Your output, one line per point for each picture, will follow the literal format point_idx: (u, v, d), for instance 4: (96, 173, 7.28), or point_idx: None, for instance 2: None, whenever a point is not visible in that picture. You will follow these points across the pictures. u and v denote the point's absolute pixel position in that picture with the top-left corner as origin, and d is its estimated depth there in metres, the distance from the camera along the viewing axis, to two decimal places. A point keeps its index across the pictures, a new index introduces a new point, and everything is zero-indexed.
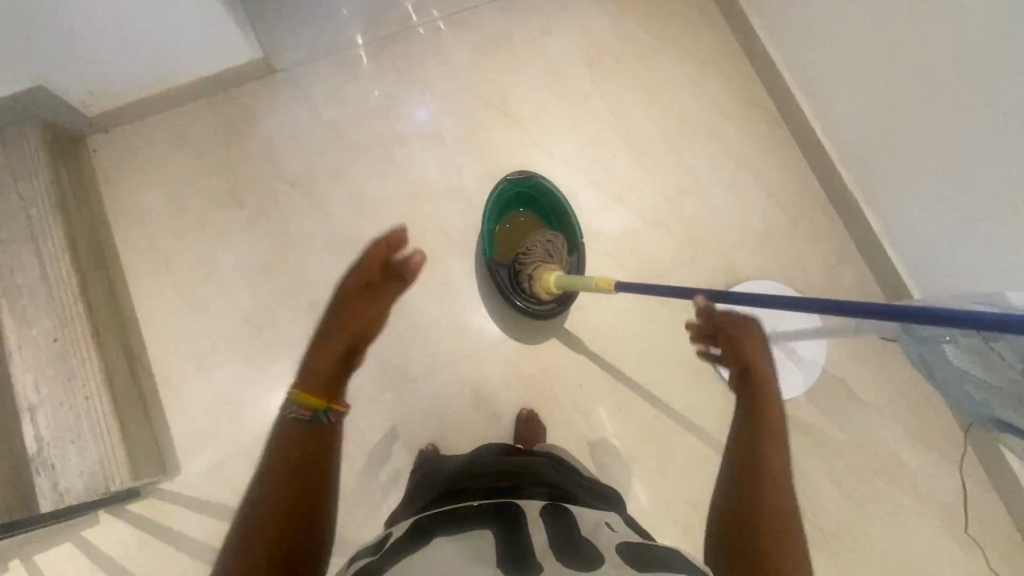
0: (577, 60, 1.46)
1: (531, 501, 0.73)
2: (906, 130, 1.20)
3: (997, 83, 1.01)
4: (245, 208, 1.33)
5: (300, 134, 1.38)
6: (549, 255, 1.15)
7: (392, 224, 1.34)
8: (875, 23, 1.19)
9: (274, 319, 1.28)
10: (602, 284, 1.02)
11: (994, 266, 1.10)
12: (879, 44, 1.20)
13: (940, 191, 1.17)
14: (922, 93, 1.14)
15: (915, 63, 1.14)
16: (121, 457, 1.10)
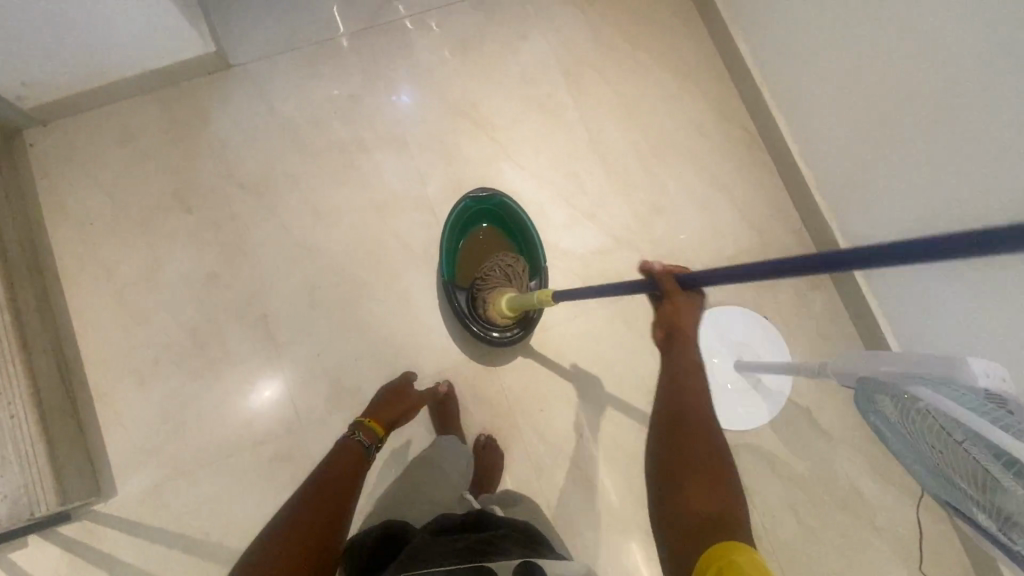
0: (553, 68, 1.39)
1: (502, 562, 0.69)
2: (877, 153, 1.16)
3: (976, 115, 0.96)
4: (193, 213, 1.26)
5: (255, 136, 1.30)
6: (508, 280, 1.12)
7: (350, 235, 1.27)
8: (857, 49, 1.14)
9: (221, 333, 1.22)
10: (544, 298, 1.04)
11: (954, 302, 1.08)
12: (861, 71, 1.14)
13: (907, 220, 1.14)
14: (895, 117, 1.10)
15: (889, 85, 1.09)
16: (52, 481, 1.03)
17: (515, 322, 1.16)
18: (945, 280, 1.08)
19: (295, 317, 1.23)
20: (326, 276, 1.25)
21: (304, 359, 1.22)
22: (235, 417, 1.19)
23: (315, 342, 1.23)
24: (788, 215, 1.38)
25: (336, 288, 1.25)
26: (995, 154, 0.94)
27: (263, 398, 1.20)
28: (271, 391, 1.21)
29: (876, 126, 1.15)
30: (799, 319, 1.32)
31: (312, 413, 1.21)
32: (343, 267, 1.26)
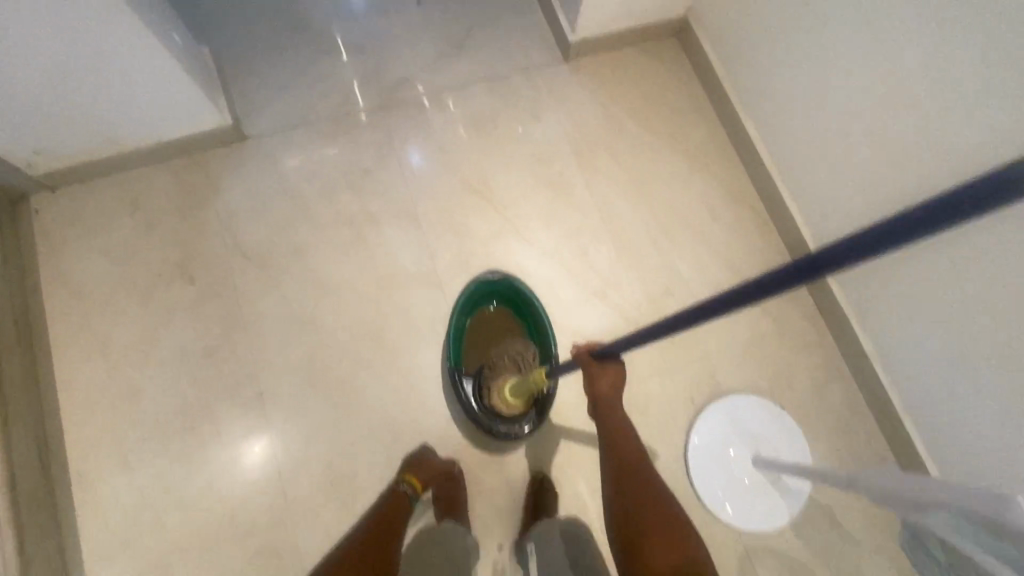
0: (564, 147, 1.41)
1: None
2: None
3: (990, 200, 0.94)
4: (194, 283, 1.23)
5: (263, 207, 1.29)
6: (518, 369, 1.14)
7: (354, 310, 1.24)
8: (871, 139, 1.12)
9: (214, 411, 1.16)
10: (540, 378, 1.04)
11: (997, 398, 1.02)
12: (876, 161, 1.12)
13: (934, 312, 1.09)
14: (908, 206, 1.09)
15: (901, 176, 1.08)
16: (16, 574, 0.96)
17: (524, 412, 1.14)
18: (977, 370, 1.04)
19: (292, 395, 1.18)
20: (327, 352, 1.21)
21: (298, 442, 1.16)
22: (221, 504, 1.12)
23: (311, 422, 1.17)
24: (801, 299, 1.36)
25: (336, 366, 1.20)
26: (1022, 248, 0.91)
27: (255, 455, 1.15)
28: (262, 447, 1.15)
29: (894, 218, 1.12)
30: (817, 409, 1.27)
31: (302, 500, 1.13)
32: (345, 343, 1.22)
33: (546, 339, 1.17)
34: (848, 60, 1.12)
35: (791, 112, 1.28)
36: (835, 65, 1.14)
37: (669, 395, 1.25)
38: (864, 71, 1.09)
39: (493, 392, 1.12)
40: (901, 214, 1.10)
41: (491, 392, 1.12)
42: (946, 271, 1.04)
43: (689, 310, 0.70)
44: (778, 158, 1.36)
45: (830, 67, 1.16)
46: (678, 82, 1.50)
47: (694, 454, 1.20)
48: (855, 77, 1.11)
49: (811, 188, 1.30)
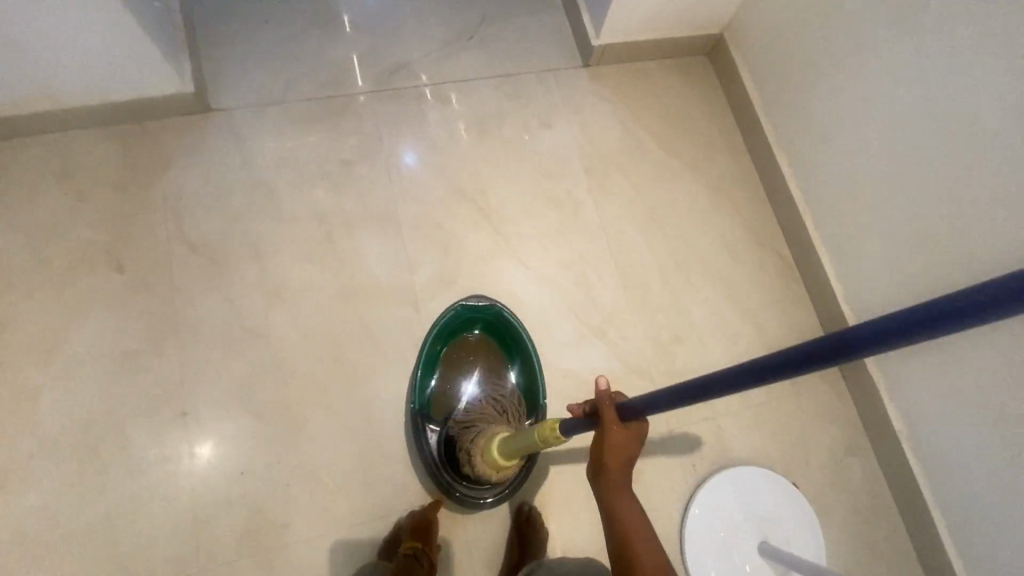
0: (575, 163, 1.24)
1: None
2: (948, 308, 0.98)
3: None
4: (124, 273, 1.03)
5: (220, 192, 1.10)
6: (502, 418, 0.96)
7: (311, 323, 1.05)
8: (941, 188, 0.96)
9: (125, 429, 0.96)
10: (550, 439, 0.78)
11: None
12: (945, 213, 0.96)
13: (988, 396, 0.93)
14: (975, 266, 0.94)
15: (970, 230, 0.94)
16: None
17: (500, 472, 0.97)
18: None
19: (224, 419, 0.98)
20: (272, 371, 1.02)
21: (222, 478, 0.95)
22: (115, 546, 0.91)
23: (242, 454, 0.97)
24: None
25: (281, 388, 1.01)
26: None
27: (200, 456, 0.96)
28: (208, 449, 0.97)
29: (963, 280, 0.95)
30: (833, 491, 1.10)
31: (216, 551, 0.92)
32: (296, 362, 1.03)
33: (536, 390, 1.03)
34: (925, 94, 0.96)
35: (835, 151, 1.14)
36: (905, 99, 0.99)
37: (668, 459, 1.07)
38: (944, 108, 0.94)
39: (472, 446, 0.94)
40: (973, 277, 0.94)
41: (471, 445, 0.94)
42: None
43: (708, 377, 0.59)
44: (813, 201, 1.21)
45: (893, 103, 1.01)
46: (707, 106, 1.35)
47: (693, 533, 1.02)
48: (929, 114, 0.96)
49: (849, 238, 1.14)
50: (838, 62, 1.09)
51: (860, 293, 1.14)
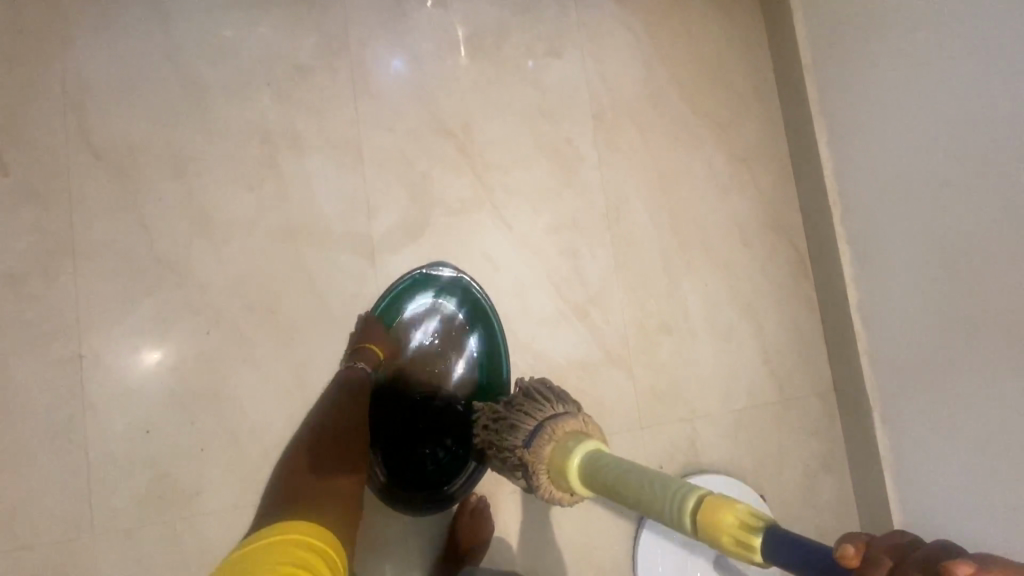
0: (582, 107, 1.04)
1: None
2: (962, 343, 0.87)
3: None
4: (8, 176, 0.83)
5: (138, 84, 0.87)
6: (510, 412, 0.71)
7: (242, 264, 0.88)
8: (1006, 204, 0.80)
9: (6, 366, 0.80)
10: (734, 545, 0.47)
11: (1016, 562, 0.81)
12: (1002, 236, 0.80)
13: (988, 440, 0.85)
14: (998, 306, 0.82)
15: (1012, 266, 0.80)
16: None
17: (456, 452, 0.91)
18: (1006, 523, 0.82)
19: (140, 354, 0.84)
20: (191, 316, 0.86)
21: (120, 435, 0.82)
22: None
23: (149, 410, 0.83)
24: (817, 367, 1.10)
25: (199, 339, 0.85)
26: None
27: (148, 360, 0.84)
28: (158, 355, 0.84)
29: (997, 317, 0.82)
30: (798, 504, 1.05)
31: (110, 514, 0.81)
32: (221, 308, 0.87)
33: (500, 374, 0.93)
34: None
35: (887, 138, 0.96)
36: (998, 88, 0.80)
37: (633, 457, 0.98)
38: None
39: (526, 441, 0.66)
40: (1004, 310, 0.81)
41: (523, 439, 0.67)
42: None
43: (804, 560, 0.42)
44: (845, 191, 1.04)
45: (981, 89, 0.82)
46: (747, 56, 1.13)
47: (646, 539, 0.96)
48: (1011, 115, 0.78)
49: (875, 241, 1.00)
50: (922, 27, 0.88)
51: (874, 302, 1.01)
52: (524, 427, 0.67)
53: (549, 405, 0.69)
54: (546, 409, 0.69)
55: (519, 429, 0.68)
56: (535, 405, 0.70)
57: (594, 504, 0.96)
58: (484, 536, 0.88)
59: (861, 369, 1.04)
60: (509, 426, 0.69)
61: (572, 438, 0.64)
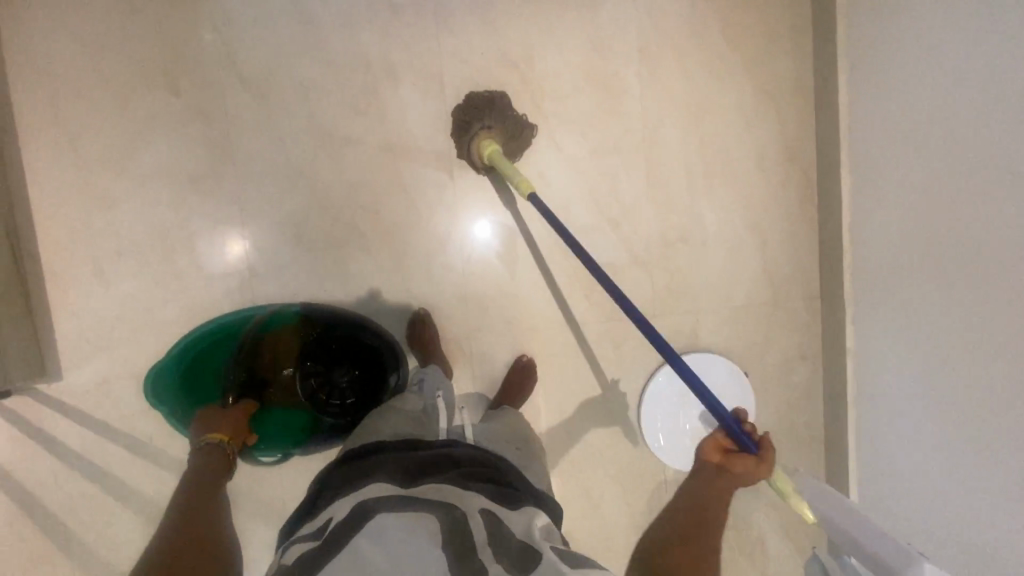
0: (630, 41, 1.19)
1: (441, 487, 0.67)
2: (911, 257, 1.10)
3: (984, 262, 0.94)
4: (180, 97, 1.08)
5: (271, 22, 1.09)
6: (504, 131, 1.13)
7: (354, 172, 1.14)
8: (972, 139, 0.95)
9: (194, 243, 1.11)
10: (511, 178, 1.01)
11: (896, 411, 1.16)
12: (977, 159, 0.95)
13: (908, 330, 1.12)
14: (931, 228, 1.05)
15: (946, 198, 1.01)
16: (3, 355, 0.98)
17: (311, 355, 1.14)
18: (903, 389, 1.14)
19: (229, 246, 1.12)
20: (318, 212, 1.13)
21: (275, 295, 1.14)
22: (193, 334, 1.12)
23: (294, 280, 1.14)
24: (810, 277, 1.32)
25: (324, 229, 1.14)
26: (987, 316, 0.95)
27: (229, 253, 1.12)
28: (236, 248, 1.12)
29: (927, 238, 1.06)
30: (775, 382, 1.33)
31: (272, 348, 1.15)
32: (339, 206, 1.14)
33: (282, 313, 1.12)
34: (982, 42, 0.92)
35: (900, 76, 1.09)
36: (969, 40, 0.94)
37: (647, 336, 1.27)
38: (990, 58, 0.91)
39: (496, 134, 1.12)
40: (931, 235, 1.05)
41: (496, 132, 1.12)
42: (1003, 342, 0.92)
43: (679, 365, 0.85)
44: (855, 127, 1.20)
45: (958, 41, 0.97)
46: None
47: (650, 396, 1.25)
48: (973, 68, 0.94)
49: (873, 172, 1.17)
50: None
51: (866, 225, 1.21)
52: (504, 137, 1.13)
53: (513, 145, 1.14)
54: (510, 143, 1.14)
55: (500, 130, 1.13)
56: (512, 137, 1.14)
57: (614, 368, 1.26)
58: (533, 384, 1.20)
59: (843, 280, 1.27)
60: (502, 122, 1.13)
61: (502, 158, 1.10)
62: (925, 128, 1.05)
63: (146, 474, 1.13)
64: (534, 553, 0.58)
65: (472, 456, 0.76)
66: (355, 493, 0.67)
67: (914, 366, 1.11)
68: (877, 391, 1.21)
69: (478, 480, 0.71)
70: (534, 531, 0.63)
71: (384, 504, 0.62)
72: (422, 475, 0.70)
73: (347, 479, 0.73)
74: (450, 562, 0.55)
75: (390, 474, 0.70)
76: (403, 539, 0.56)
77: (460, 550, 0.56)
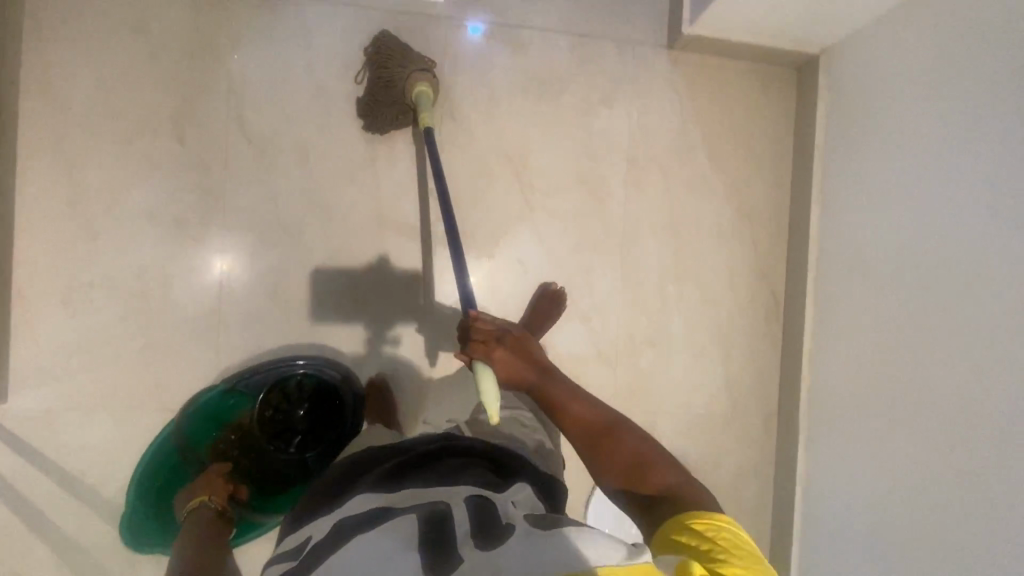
0: (620, 151, 1.27)
1: (425, 493, 0.70)
2: (864, 397, 1.14)
3: (935, 423, 0.99)
4: (183, 146, 1.11)
5: (281, 88, 1.14)
6: (422, 68, 1.10)
7: (340, 237, 1.17)
8: (927, 302, 1.01)
9: (169, 285, 1.12)
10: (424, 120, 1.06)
11: (838, 545, 1.18)
12: (939, 319, 0.99)
13: (856, 468, 1.15)
14: (885, 374, 1.10)
15: (901, 349, 1.06)
16: None
17: (281, 406, 1.14)
18: (847, 525, 1.16)
19: (195, 294, 1.13)
20: (296, 272, 1.15)
21: (241, 347, 1.14)
22: (151, 374, 1.12)
23: (261, 333, 1.15)
24: (767, 395, 1.36)
25: (300, 288, 1.16)
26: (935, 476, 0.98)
27: (192, 298, 1.13)
28: (201, 296, 1.13)
29: (879, 383, 1.11)
30: (725, 494, 1.33)
31: None
32: (319, 269, 1.16)
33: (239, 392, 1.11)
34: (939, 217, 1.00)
35: (867, 222, 1.15)
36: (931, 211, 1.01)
37: None
38: (948, 233, 0.98)
39: (420, 77, 1.09)
40: (885, 383, 1.09)
41: (415, 74, 1.09)
42: (951, 507, 0.95)
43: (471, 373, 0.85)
44: (823, 261, 1.27)
45: (918, 208, 1.04)
46: (773, 129, 1.33)
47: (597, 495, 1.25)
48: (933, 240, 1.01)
49: (835, 307, 1.23)
50: (905, 140, 1.08)
51: (825, 354, 1.25)
52: (429, 73, 1.09)
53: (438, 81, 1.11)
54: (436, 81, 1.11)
55: (419, 69, 1.09)
56: (432, 73, 1.10)
57: None
58: None
59: (799, 403, 1.30)
60: (407, 61, 1.10)
61: (427, 93, 1.08)
62: (886, 279, 1.10)
63: (74, 513, 1.10)
64: (507, 527, 0.61)
65: (458, 451, 0.79)
66: (341, 509, 0.70)
67: (859, 504, 1.13)
68: (823, 520, 1.23)
69: (460, 475, 0.73)
70: (510, 507, 0.66)
71: (366, 519, 0.65)
72: (405, 482, 0.73)
73: (339, 492, 0.76)
74: (424, 555, 0.57)
75: (375, 485, 0.73)
76: (379, 548, 0.58)
77: (436, 544, 0.58)
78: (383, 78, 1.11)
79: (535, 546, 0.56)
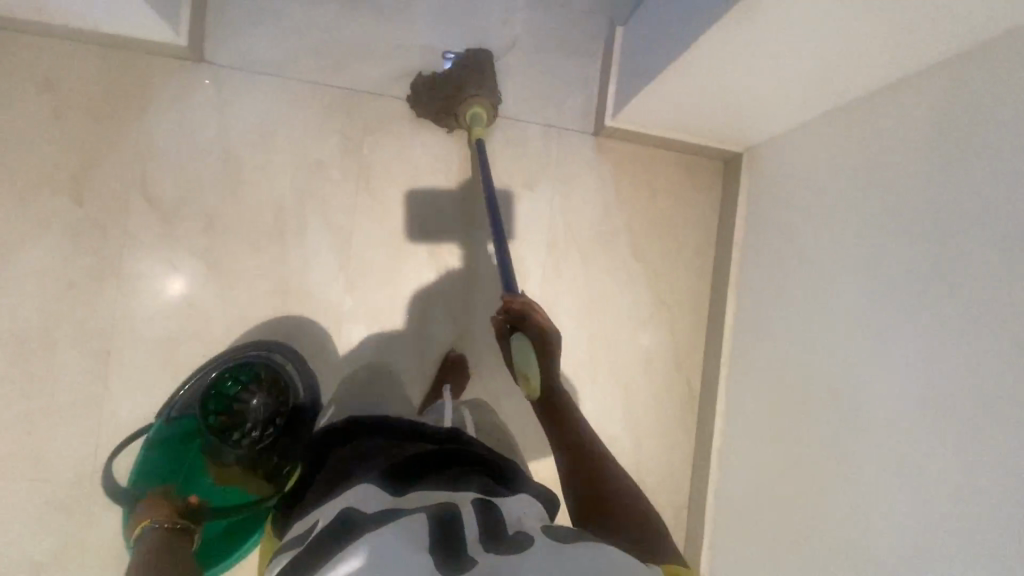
0: (541, 235, 1.26)
1: (427, 495, 0.66)
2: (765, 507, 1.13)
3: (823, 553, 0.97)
4: (83, 209, 1.09)
5: (192, 156, 1.12)
6: (488, 88, 1.13)
7: (242, 309, 1.14)
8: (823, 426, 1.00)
9: (55, 350, 1.08)
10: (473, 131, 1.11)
11: None
12: (833, 447, 0.98)
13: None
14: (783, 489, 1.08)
15: (797, 466, 1.05)
16: None
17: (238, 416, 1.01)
18: None
19: (82, 361, 1.09)
20: (193, 343, 1.12)
21: (126, 418, 1.10)
22: (29, 442, 1.07)
23: (150, 404, 1.11)
24: (678, 486, 1.34)
25: (195, 360, 1.12)
26: None
27: (78, 365, 1.09)
28: (88, 364, 1.09)
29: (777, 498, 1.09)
30: None
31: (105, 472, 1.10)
32: (217, 341, 1.13)
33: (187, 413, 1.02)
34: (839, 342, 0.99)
35: (776, 328, 1.15)
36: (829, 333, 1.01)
37: None
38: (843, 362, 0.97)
39: (483, 95, 1.13)
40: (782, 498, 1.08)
41: (478, 91, 1.13)
42: None
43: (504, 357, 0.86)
44: (736, 358, 1.26)
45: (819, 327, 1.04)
46: (697, 221, 1.33)
47: None
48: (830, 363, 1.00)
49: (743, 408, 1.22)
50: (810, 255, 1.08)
51: (733, 454, 1.24)
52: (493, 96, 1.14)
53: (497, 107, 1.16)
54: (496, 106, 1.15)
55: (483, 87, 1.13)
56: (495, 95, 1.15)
57: None
58: None
59: (707, 499, 1.28)
60: (477, 75, 1.13)
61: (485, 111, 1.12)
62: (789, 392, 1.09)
63: None
64: (521, 539, 0.58)
65: (458, 459, 0.76)
66: (344, 499, 0.66)
67: None
68: None
69: (464, 484, 0.69)
70: (523, 519, 0.63)
71: (374, 515, 0.61)
72: (412, 483, 0.69)
73: (341, 482, 0.73)
74: (435, 558, 0.53)
75: (381, 478, 0.69)
76: (389, 542, 0.54)
77: (447, 548, 0.55)
78: (447, 84, 1.14)
79: (551, 555, 0.55)
